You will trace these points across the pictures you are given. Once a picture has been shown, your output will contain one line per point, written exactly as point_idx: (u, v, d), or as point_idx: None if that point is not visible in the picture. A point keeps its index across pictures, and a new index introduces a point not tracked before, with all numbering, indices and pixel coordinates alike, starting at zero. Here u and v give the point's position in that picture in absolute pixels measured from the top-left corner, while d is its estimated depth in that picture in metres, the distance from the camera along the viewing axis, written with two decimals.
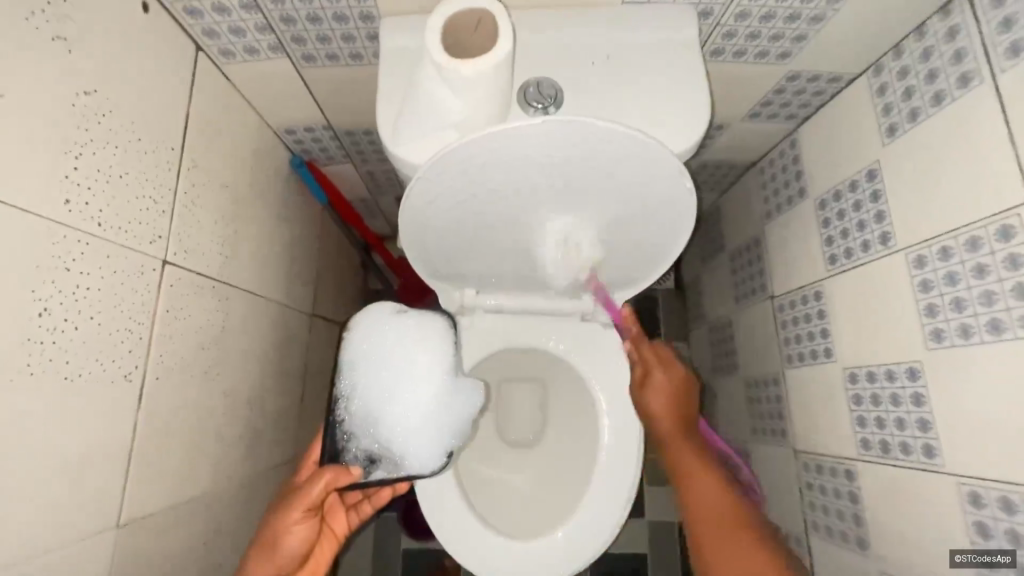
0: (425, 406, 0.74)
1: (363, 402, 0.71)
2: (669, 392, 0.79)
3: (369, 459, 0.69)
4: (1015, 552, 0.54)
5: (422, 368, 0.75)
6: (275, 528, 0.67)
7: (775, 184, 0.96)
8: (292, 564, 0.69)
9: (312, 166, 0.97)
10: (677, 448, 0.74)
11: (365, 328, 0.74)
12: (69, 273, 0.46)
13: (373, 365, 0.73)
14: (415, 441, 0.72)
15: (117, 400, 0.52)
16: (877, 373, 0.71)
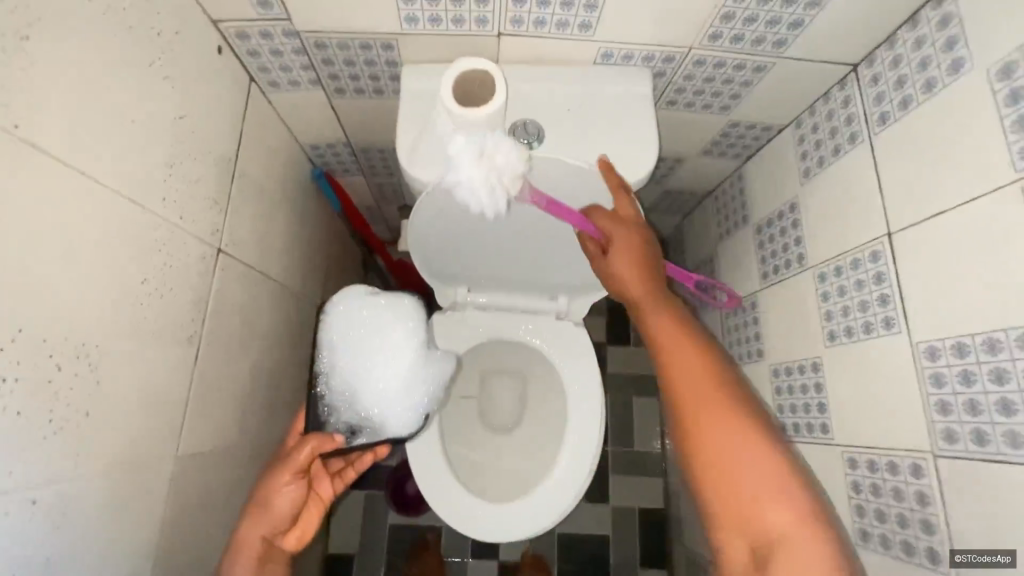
0: (399, 378, 0.83)
1: (341, 379, 0.81)
2: (627, 250, 0.70)
3: (350, 430, 0.79)
4: (1015, 551, 0.51)
5: (392, 345, 0.85)
6: (266, 490, 0.73)
7: (725, 211, 1.14)
8: (284, 524, 0.74)
9: (329, 176, 1.11)
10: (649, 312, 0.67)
11: (340, 314, 0.83)
12: (161, 253, 0.61)
13: (348, 346, 0.82)
14: (391, 409, 0.82)
15: (183, 357, 0.66)
16: (793, 367, 0.87)
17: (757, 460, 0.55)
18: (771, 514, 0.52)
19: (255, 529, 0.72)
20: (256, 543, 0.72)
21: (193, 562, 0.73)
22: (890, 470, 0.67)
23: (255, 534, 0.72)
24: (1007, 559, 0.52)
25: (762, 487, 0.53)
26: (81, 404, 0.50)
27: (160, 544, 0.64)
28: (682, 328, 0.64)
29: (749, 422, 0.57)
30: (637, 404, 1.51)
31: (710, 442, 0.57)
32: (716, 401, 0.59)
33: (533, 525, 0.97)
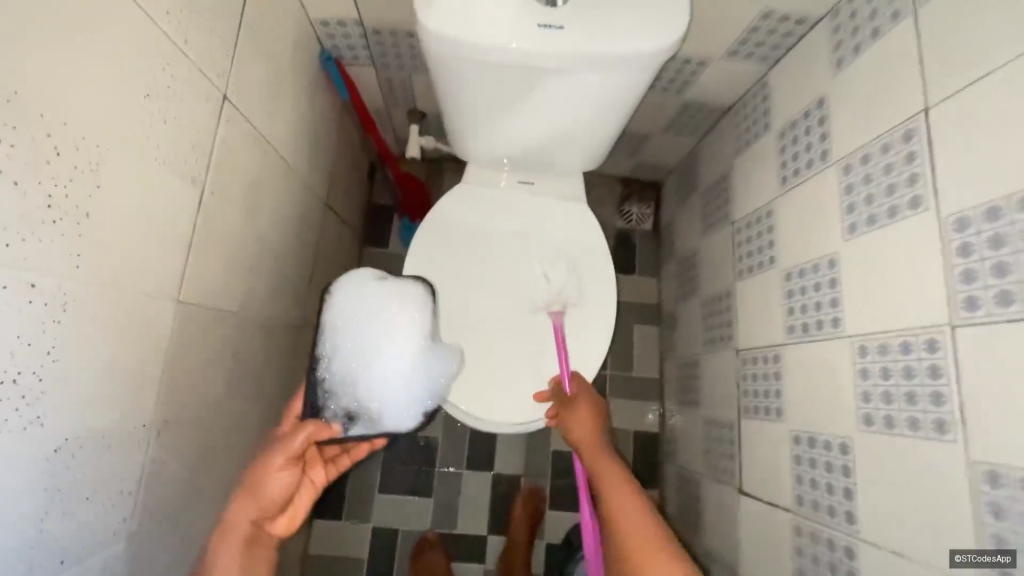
0: (404, 369, 0.74)
1: (340, 366, 0.72)
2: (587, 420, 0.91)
3: (347, 417, 0.70)
4: (1015, 552, 0.52)
5: (399, 334, 0.74)
6: (257, 470, 0.65)
7: (747, 123, 1.10)
8: (273, 510, 0.65)
9: (337, 63, 1.06)
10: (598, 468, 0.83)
11: (345, 298, 0.74)
12: (164, 73, 0.57)
13: (351, 330, 0.73)
14: (392, 401, 0.73)
15: (185, 196, 0.63)
16: (807, 268, 0.86)
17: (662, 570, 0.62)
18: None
19: (243, 511, 0.64)
20: (244, 526, 0.63)
21: (197, 416, 0.72)
22: (903, 351, 0.66)
23: (244, 515, 0.63)
24: (1007, 559, 0.52)
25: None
26: (79, 200, 0.47)
27: (163, 383, 0.63)
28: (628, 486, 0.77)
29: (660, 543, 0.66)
30: (638, 331, 1.52)
31: None
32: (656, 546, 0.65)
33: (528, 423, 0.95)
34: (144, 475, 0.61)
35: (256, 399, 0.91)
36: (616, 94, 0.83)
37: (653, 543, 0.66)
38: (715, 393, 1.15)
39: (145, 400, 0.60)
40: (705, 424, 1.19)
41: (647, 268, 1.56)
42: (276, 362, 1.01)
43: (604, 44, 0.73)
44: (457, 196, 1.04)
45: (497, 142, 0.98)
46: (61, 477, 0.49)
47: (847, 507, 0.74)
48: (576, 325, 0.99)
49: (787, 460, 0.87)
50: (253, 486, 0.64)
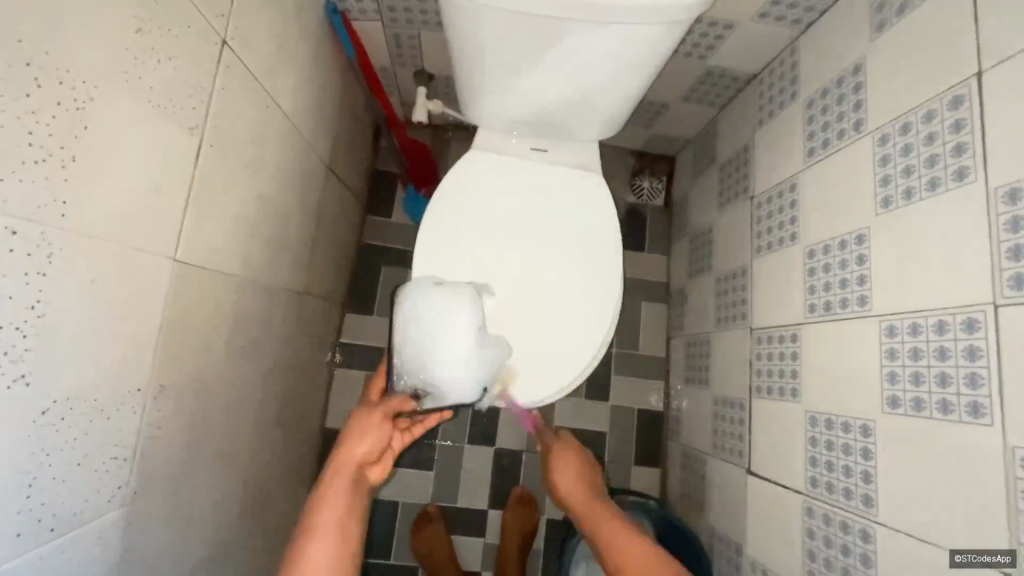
0: (462, 351, 0.84)
1: (409, 356, 0.85)
2: (574, 467, 0.96)
3: (416, 394, 0.83)
4: (1017, 552, 0.53)
5: (458, 323, 0.85)
6: (360, 422, 0.76)
7: (771, 92, 1.05)
8: (371, 459, 0.76)
9: (343, 16, 1.00)
10: (581, 506, 0.88)
11: (411, 299, 0.87)
12: (159, 8, 0.52)
13: (417, 324, 0.86)
14: (457, 379, 0.84)
15: (182, 146, 0.59)
16: (832, 245, 0.83)
17: None
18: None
19: (350, 454, 0.74)
20: (351, 468, 0.73)
21: (196, 381, 0.69)
22: (938, 331, 0.63)
23: (353, 458, 0.73)
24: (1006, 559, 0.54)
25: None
26: (64, 141, 0.43)
27: (160, 344, 0.60)
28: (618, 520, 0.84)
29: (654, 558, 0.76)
30: (645, 308, 1.49)
31: None
32: (659, 568, 0.75)
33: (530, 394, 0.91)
34: (140, 441, 0.59)
35: (256, 366, 0.88)
36: (639, 54, 0.79)
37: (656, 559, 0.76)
38: (725, 372, 1.13)
39: (140, 362, 0.57)
40: (714, 403, 1.17)
41: (656, 245, 1.53)
42: (279, 329, 0.98)
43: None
44: (468, 162, 0.99)
45: (512, 104, 0.93)
46: (50, 440, 0.46)
47: (865, 490, 0.72)
48: (588, 296, 0.95)
49: (801, 441, 0.85)
50: (355, 437, 0.75)
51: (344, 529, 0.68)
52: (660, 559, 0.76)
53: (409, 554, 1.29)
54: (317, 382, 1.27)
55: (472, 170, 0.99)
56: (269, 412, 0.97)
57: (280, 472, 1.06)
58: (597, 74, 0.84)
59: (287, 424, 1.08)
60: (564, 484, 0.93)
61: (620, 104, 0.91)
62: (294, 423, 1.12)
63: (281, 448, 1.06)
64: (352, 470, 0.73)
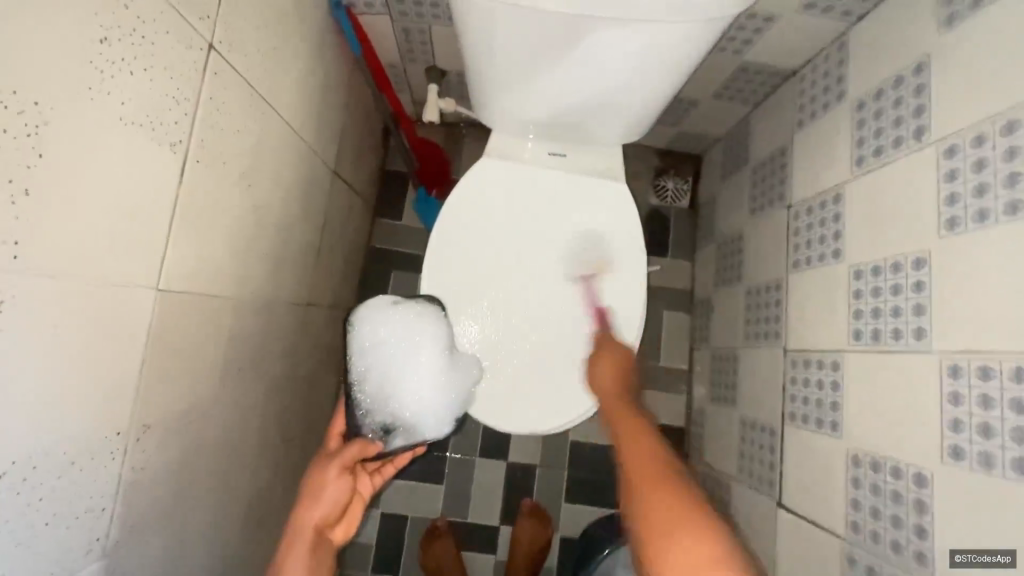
0: (429, 376, 0.82)
1: (374, 388, 0.80)
2: (614, 367, 0.81)
3: (385, 428, 0.79)
4: (1015, 552, 0.53)
5: (423, 346, 0.83)
6: (316, 481, 0.69)
7: (814, 91, 0.96)
8: (334, 516, 0.69)
9: (349, 12, 0.94)
10: (618, 408, 0.73)
11: (370, 324, 0.82)
12: (128, 12, 0.46)
13: (378, 351, 0.82)
14: (427, 407, 0.82)
15: (163, 166, 0.53)
16: (883, 267, 0.74)
17: (675, 500, 0.54)
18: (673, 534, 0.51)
19: (306, 516, 0.67)
20: (309, 532, 0.66)
21: (188, 414, 0.65)
22: (1015, 378, 0.55)
23: (312, 520, 0.67)
24: (1008, 559, 0.54)
25: (661, 522, 0.52)
26: (14, 173, 0.37)
27: (143, 380, 0.55)
28: (642, 429, 0.67)
29: (665, 473, 0.58)
30: (667, 317, 1.41)
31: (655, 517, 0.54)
32: (660, 478, 0.57)
33: (538, 425, 0.87)
34: (121, 486, 0.54)
35: (257, 387, 0.84)
36: (667, 56, 0.72)
37: (656, 473, 0.58)
38: (754, 394, 1.05)
39: (119, 402, 0.52)
40: (741, 425, 1.09)
41: (680, 250, 1.45)
42: (282, 346, 0.93)
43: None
44: (481, 170, 0.92)
45: (530, 106, 0.86)
46: (14, 501, 0.42)
47: (916, 545, 0.65)
48: (603, 316, 0.90)
49: (842, 480, 0.78)
50: (311, 498, 0.68)
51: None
52: (660, 470, 0.59)
53: (420, 571, 1.26)
54: (325, 394, 1.22)
55: (484, 181, 0.92)
56: (273, 432, 0.93)
57: (289, 492, 1.03)
58: (621, 75, 0.76)
59: (294, 441, 1.04)
60: (602, 395, 0.78)
61: (645, 105, 0.83)
62: (303, 439, 1.09)
63: (287, 467, 1.02)
64: (310, 533, 0.66)
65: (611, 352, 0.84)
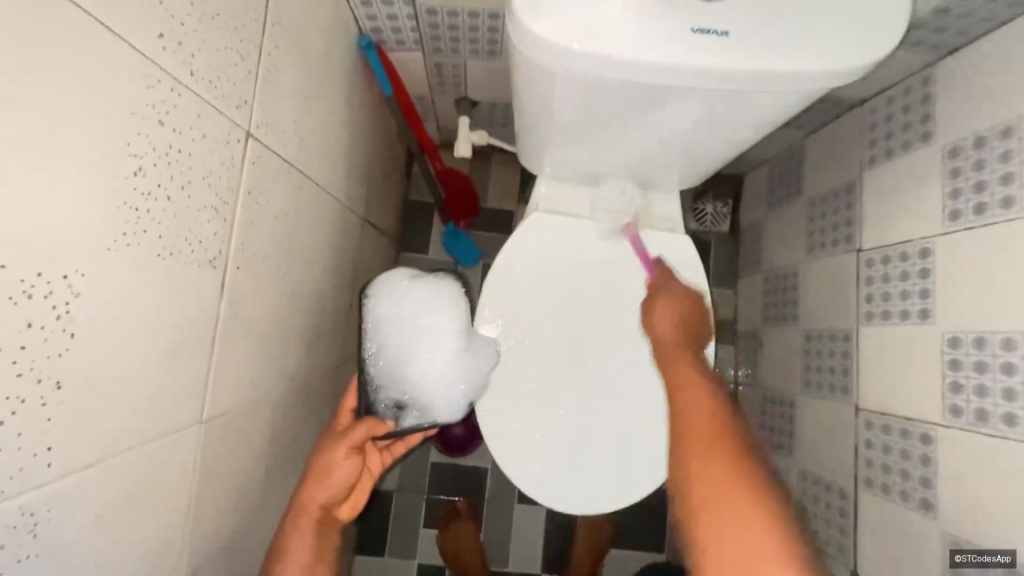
0: (449, 357, 0.72)
1: (389, 362, 0.70)
2: (676, 309, 0.70)
3: (398, 408, 0.70)
4: (1014, 553, 0.62)
5: (443, 326, 0.73)
6: (322, 458, 0.62)
7: (888, 125, 0.88)
8: (340, 497, 0.63)
9: (379, 49, 0.85)
10: (675, 358, 0.63)
11: (383, 296, 0.72)
12: (163, 128, 0.38)
13: (393, 326, 0.72)
14: (443, 389, 0.72)
15: (203, 287, 0.46)
16: (989, 340, 0.68)
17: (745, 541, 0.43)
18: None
19: (312, 495, 0.61)
20: (313, 512, 0.60)
21: (233, 537, 0.58)
22: None
23: (316, 502, 0.60)
24: (1008, 559, 0.63)
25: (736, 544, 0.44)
26: (43, 368, 0.30)
27: (191, 526, 0.49)
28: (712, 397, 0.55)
29: (738, 478, 0.46)
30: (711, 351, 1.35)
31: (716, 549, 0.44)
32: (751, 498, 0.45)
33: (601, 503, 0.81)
34: None
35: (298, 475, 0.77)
36: (754, 122, 0.63)
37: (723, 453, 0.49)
38: (816, 447, 0.99)
39: (168, 560, 0.46)
40: (800, 477, 1.03)
41: (720, 277, 1.38)
42: (319, 419, 0.86)
43: (776, 60, 0.51)
44: (531, 226, 0.84)
45: (588, 159, 0.77)
46: None
47: None
48: None
49: (940, 566, 0.72)
50: (317, 477, 0.61)
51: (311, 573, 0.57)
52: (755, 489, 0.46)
53: None
54: None
55: (538, 238, 0.84)
56: None
57: None
58: (700, 137, 0.68)
59: None
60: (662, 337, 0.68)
61: (716, 158, 0.75)
62: None
63: None
64: (317, 510, 0.60)
65: (675, 295, 0.72)
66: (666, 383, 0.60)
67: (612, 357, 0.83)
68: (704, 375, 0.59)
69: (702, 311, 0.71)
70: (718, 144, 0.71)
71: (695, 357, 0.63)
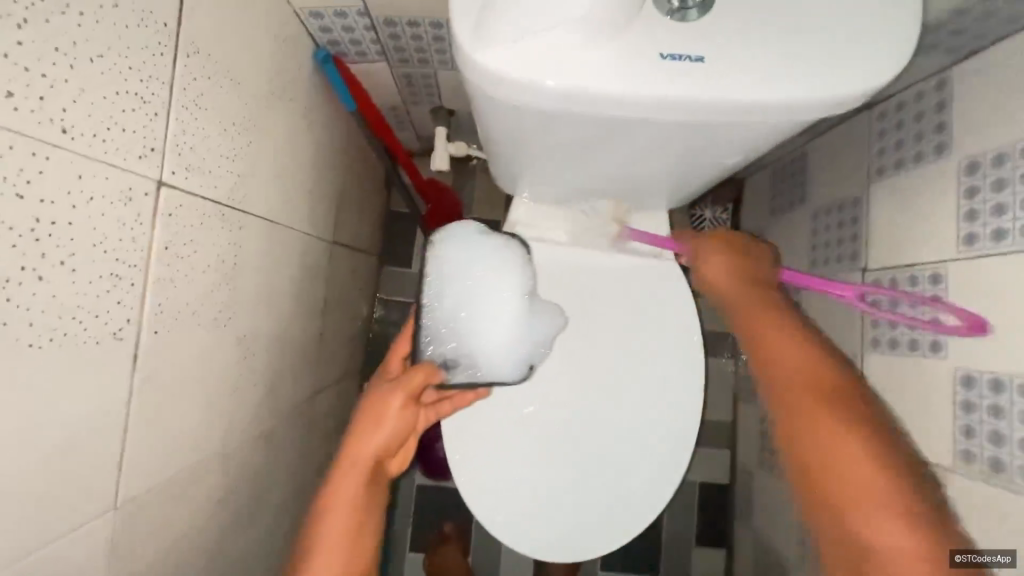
0: (505, 320, 0.71)
1: (447, 315, 0.70)
2: (730, 263, 0.68)
3: (448, 363, 0.69)
4: (1015, 552, 0.59)
5: (503, 286, 0.72)
6: (375, 406, 0.61)
7: (897, 135, 0.80)
8: (390, 451, 0.62)
9: (339, 63, 0.78)
10: (751, 315, 0.63)
11: (449, 249, 0.71)
12: (24, 202, 0.32)
13: (454, 280, 0.70)
14: (496, 351, 0.71)
15: (102, 365, 0.40)
16: (1004, 382, 0.61)
17: (856, 464, 0.51)
18: (873, 522, 0.48)
19: (364, 444, 0.60)
20: (365, 462, 0.59)
21: None
22: None
23: (368, 450, 0.60)
24: (1008, 559, 0.60)
25: (849, 468, 0.51)
26: None
27: None
28: (801, 353, 0.58)
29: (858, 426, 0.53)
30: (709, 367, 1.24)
31: (838, 472, 0.51)
32: (836, 430, 0.52)
33: (583, 547, 0.77)
34: None
35: (260, 524, 0.73)
36: (742, 149, 0.56)
37: (820, 393, 0.55)
38: None
39: None
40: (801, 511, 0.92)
41: None
42: (291, 458, 0.82)
43: (760, 88, 0.43)
44: None
45: (565, 185, 0.71)
46: None
47: None
48: (653, 417, 0.78)
49: None
50: (370, 426, 0.61)
51: (358, 536, 0.56)
52: (852, 424, 0.53)
53: None
54: None
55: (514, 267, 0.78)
56: (283, 553, 0.83)
57: None
58: (683, 164, 0.61)
59: None
60: (725, 294, 0.67)
61: (704, 181, 0.68)
62: None
63: None
64: (364, 464, 0.59)
65: (725, 249, 0.69)
66: (751, 345, 0.62)
67: (593, 393, 0.77)
68: (789, 327, 0.61)
69: (767, 249, 0.69)
70: (704, 169, 0.63)
71: (767, 309, 0.63)
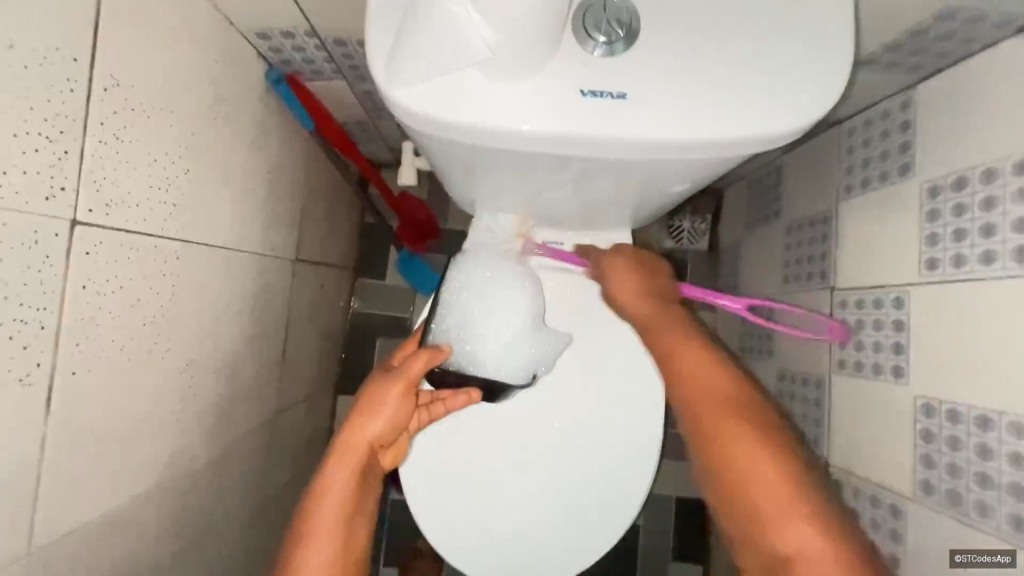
0: (511, 332, 0.73)
1: (457, 321, 0.72)
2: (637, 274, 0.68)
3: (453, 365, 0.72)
4: (1014, 553, 0.53)
5: (511, 301, 0.73)
6: (374, 394, 0.62)
7: (864, 153, 0.78)
8: (384, 441, 0.62)
9: (295, 82, 0.77)
10: (659, 328, 0.63)
11: (467, 262, 0.73)
12: None
13: (467, 289, 0.73)
14: (499, 360, 0.73)
15: (7, 413, 0.39)
16: (962, 414, 0.60)
17: (760, 470, 0.51)
18: (785, 530, 0.48)
19: (359, 433, 0.60)
20: (361, 449, 0.59)
21: None
22: None
23: (364, 438, 0.60)
24: (1009, 560, 0.53)
25: (754, 477, 0.51)
26: None
27: None
28: (706, 364, 0.59)
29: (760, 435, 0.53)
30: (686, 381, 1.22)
31: (746, 482, 0.51)
32: (751, 439, 0.53)
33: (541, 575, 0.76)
34: None
35: (212, 551, 0.72)
36: (686, 178, 0.55)
37: (728, 407, 0.55)
38: None
39: None
40: None
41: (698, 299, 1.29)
42: (248, 481, 0.81)
43: (688, 124, 0.42)
44: None
45: (518, 209, 0.69)
46: None
47: None
48: (613, 441, 0.76)
49: None
50: (367, 413, 0.61)
51: (350, 522, 0.56)
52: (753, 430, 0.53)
53: None
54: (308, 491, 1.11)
55: None
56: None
57: None
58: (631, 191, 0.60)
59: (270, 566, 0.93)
60: (635, 311, 0.66)
61: (660, 205, 0.67)
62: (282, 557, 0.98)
63: None
64: (360, 452, 0.59)
65: (635, 261, 0.69)
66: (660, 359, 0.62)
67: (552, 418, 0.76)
68: (692, 338, 0.61)
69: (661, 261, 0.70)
70: (655, 195, 0.62)
71: (678, 322, 0.63)
